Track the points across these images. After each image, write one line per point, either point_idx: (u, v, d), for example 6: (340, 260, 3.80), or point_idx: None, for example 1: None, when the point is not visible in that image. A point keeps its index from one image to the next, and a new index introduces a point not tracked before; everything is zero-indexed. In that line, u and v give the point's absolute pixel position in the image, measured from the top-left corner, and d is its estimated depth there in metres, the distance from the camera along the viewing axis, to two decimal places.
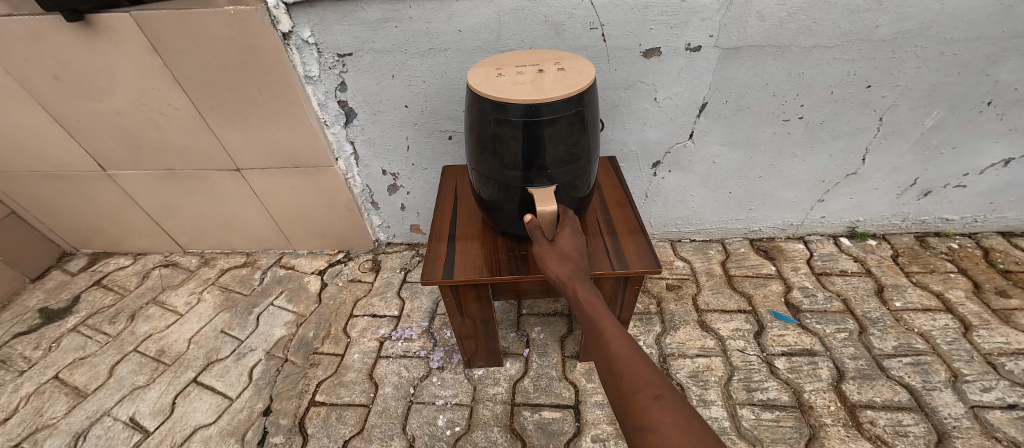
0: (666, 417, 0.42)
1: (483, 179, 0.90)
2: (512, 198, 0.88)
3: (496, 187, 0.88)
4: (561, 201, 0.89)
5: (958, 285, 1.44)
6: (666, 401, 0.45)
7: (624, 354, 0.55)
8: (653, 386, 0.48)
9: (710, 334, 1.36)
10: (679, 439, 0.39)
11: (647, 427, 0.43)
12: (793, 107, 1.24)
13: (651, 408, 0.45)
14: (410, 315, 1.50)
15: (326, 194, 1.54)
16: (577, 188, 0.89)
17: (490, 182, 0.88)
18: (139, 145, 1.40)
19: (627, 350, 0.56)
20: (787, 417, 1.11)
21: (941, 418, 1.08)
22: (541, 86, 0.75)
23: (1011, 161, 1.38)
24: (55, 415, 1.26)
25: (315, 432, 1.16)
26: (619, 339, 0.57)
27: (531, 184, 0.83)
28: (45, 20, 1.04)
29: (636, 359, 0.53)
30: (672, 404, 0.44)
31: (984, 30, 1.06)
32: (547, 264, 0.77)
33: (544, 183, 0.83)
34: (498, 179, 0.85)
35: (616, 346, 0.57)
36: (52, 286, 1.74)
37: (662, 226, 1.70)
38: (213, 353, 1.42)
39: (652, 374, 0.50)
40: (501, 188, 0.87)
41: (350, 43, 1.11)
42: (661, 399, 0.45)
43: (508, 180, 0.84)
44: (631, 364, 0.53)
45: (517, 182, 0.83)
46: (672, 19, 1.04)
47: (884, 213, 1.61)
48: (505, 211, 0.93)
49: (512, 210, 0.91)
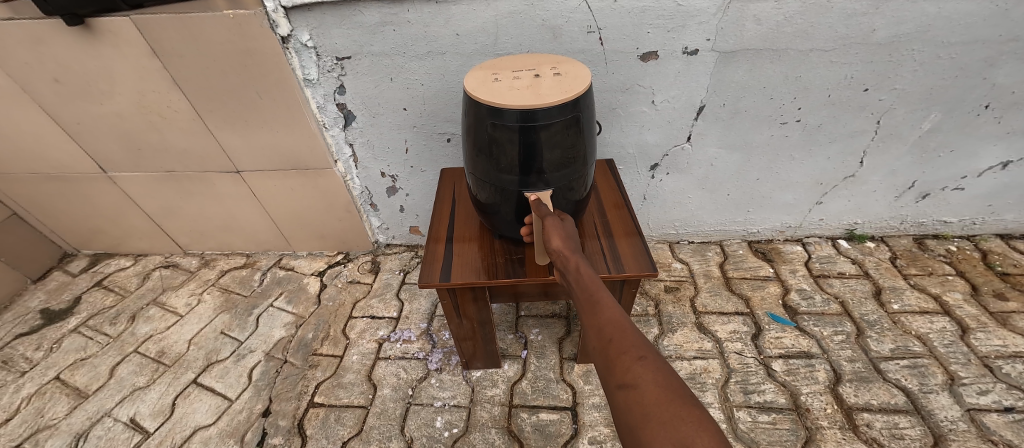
0: (647, 375, 0.41)
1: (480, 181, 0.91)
2: (508, 202, 0.88)
3: (492, 191, 0.89)
4: (557, 204, 0.90)
5: (955, 288, 1.44)
6: (649, 360, 0.43)
7: (613, 320, 0.53)
8: (637, 348, 0.46)
9: (708, 336, 1.36)
10: (657, 394, 0.38)
11: (629, 383, 0.42)
12: (790, 110, 1.25)
13: (634, 367, 0.43)
14: (409, 317, 1.51)
15: (325, 195, 1.55)
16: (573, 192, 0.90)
17: (487, 186, 0.89)
18: (139, 147, 1.40)
19: (616, 317, 0.54)
20: (784, 420, 1.12)
21: (937, 421, 1.08)
22: (537, 91, 0.75)
23: (1010, 164, 1.39)
24: (56, 416, 1.27)
25: (314, 433, 1.17)
26: (609, 309, 0.56)
27: (527, 188, 0.84)
28: (46, 23, 1.05)
29: (623, 324, 0.52)
30: (655, 364, 0.43)
31: (981, 33, 1.06)
32: (550, 239, 0.77)
33: (540, 187, 0.84)
34: (494, 183, 0.86)
35: (606, 314, 0.55)
36: (53, 287, 1.75)
37: (660, 228, 1.70)
38: (213, 355, 1.43)
39: (637, 337, 0.48)
40: (498, 192, 0.88)
41: (349, 46, 1.12)
42: (645, 360, 0.44)
43: (503, 184, 0.85)
44: (619, 328, 0.51)
45: (513, 187, 0.84)
46: (669, 22, 1.05)
47: (882, 215, 1.61)
48: (500, 214, 0.94)
49: (508, 213, 0.92)
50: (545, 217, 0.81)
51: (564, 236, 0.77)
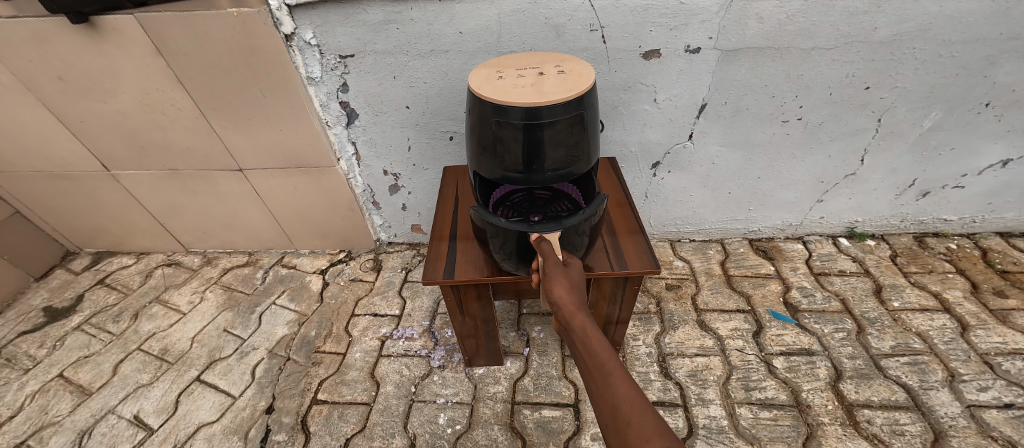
0: None
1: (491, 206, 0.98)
2: (509, 240, 0.79)
3: (489, 227, 0.81)
4: (565, 244, 0.80)
5: (956, 285, 1.45)
6: None
7: (626, 396, 0.49)
8: (660, 436, 0.43)
9: (709, 334, 1.37)
10: None
11: None
12: (792, 108, 1.25)
13: None
14: (411, 314, 1.51)
15: (328, 194, 1.56)
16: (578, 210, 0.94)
17: (488, 225, 0.80)
18: (142, 146, 1.41)
19: (630, 393, 0.50)
20: (785, 416, 1.12)
21: (937, 417, 1.09)
22: (541, 89, 0.76)
23: (1010, 162, 1.39)
24: (60, 413, 1.27)
25: (318, 430, 1.17)
26: (623, 381, 0.51)
27: (532, 228, 0.76)
28: (50, 21, 1.05)
29: (638, 402, 0.48)
30: None
31: (982, 32, 1.06)
32: (554, 289, 0.71)
33: (547, 227, 0.76)
34: (495, 224, 0.78)
35: (617, 386, 0.51)
36: (56, 285, 1.75)
37: (661, 226, 1.71)
38: (216, 352, 1.44)
39: (656, 420, 0.45)
40: (496, 230, 0.79)
41: (353, 45, 1.12)
42: None
43: (507, 224, 0.77)
44: (635, 408, 0.47)
45: (516, 227, 0.76)
46: (672, 21, 1.05)
47: (883, 213, 1.61)
48: (497, 250, 0.85)
49: (508, 252, 0.82)
50: (549, 259, 0.73)
51: (570, 287, 0.71)
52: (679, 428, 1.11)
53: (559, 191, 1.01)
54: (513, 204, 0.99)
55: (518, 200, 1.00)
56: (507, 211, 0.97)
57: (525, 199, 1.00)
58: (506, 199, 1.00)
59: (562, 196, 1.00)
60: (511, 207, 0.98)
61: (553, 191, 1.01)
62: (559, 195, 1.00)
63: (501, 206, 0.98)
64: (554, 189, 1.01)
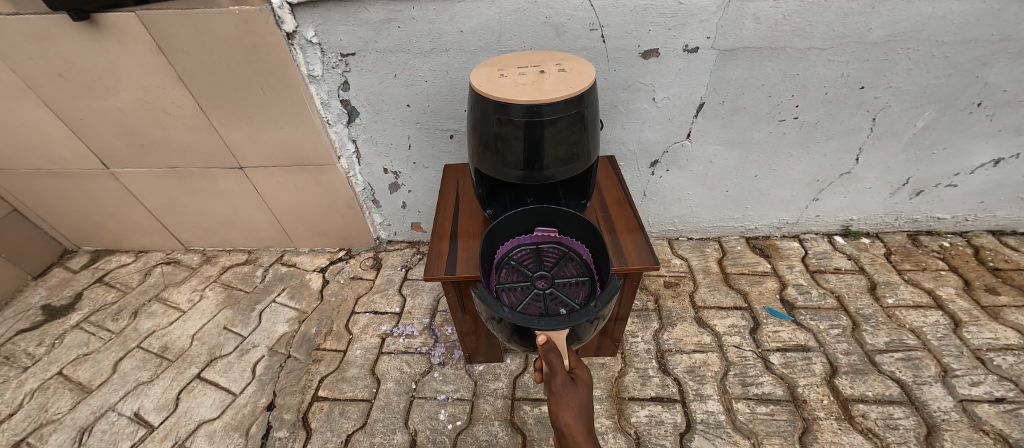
0: None
1: (493, 265, 0.95)
2: (511, 327, 0.76)
3: (493, 316, 0.77)
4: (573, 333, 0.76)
5: (948, 283, 1.48)
6: None
7: None
8: None
9: (706, 330, 1.38)
10: None
11: None
12: (788, 108, 1.27)
13: None
14: (412, 312, 1.52)
15: (328, 192, 1.56)
16: (585, 280, 0.91)
17: (492, 312, 0.77)
18: (142, 144, 1.41)
19: None
20: (781, 411, 1.14)
21: (930, 411, 1.11)
22: (542, 87, 0.77)
23: (1001, 161, 1.41)
24: (60, 411, 1.27)
25: (319, 426, 1.18)
26: None
27: (537, 324, 0.71)
28: (51, 18, 1.05)
29: None
30: None
31: (974, 32, 1.08)
32: (560, 414, 0.61)
33: (554, 323, 0.71)
34: (497, 314, 0.74)
35: None
36: (54, 283, 1.74)
37: (660, 224, 1.73)
38: (216, 350, 1.44)
39: None
40: (500, 319, 0.76)
41: (353, 43, 1.12)
42: None
43: (510, 315, 0.73)
44: None
45: (520, 321, 0.72)
46: (670, 21, 1.06)
47: (877, 212, 1.64)
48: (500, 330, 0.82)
49: (510, 333, 0.79)
50: (557, 373, 0.64)
51: (578, 413, 0.61)
52: (677, 423, 1.13)
53: (568, 249, 0.96)
54: (517, 263, 0.94)
55: (523, 257, 0.95)
56: (511, 272, 0.93)
57: (532, 257, 0.95)
58: (511, 256, 0.95)
59: (572, 253, 0.96)
60: (516, 267, 0.93)
61: (563, 249, 0.96)
62: (568, 253, 0.95)
63: (506, 263, 0.94)
64: (563, 246, 0.97)
